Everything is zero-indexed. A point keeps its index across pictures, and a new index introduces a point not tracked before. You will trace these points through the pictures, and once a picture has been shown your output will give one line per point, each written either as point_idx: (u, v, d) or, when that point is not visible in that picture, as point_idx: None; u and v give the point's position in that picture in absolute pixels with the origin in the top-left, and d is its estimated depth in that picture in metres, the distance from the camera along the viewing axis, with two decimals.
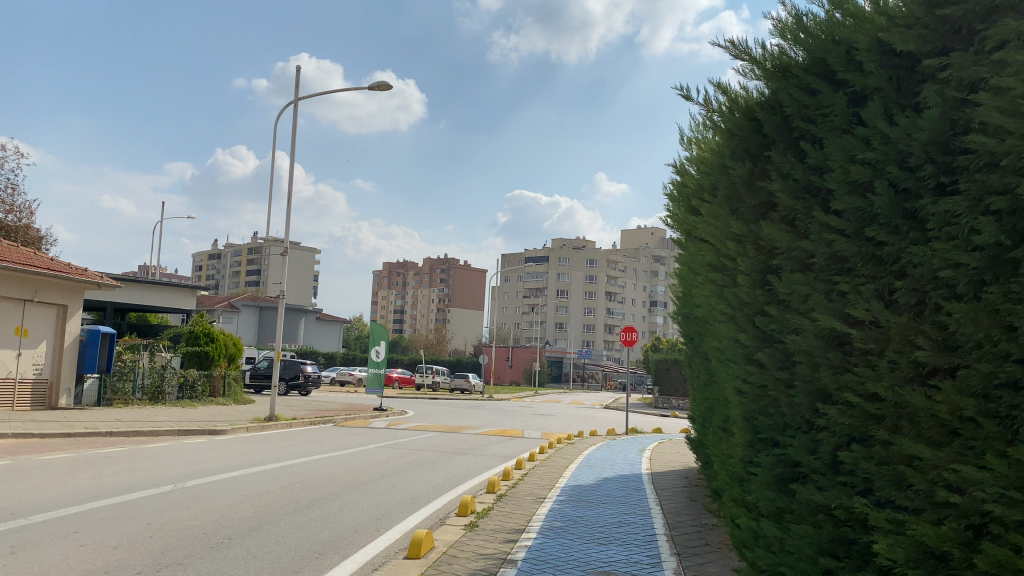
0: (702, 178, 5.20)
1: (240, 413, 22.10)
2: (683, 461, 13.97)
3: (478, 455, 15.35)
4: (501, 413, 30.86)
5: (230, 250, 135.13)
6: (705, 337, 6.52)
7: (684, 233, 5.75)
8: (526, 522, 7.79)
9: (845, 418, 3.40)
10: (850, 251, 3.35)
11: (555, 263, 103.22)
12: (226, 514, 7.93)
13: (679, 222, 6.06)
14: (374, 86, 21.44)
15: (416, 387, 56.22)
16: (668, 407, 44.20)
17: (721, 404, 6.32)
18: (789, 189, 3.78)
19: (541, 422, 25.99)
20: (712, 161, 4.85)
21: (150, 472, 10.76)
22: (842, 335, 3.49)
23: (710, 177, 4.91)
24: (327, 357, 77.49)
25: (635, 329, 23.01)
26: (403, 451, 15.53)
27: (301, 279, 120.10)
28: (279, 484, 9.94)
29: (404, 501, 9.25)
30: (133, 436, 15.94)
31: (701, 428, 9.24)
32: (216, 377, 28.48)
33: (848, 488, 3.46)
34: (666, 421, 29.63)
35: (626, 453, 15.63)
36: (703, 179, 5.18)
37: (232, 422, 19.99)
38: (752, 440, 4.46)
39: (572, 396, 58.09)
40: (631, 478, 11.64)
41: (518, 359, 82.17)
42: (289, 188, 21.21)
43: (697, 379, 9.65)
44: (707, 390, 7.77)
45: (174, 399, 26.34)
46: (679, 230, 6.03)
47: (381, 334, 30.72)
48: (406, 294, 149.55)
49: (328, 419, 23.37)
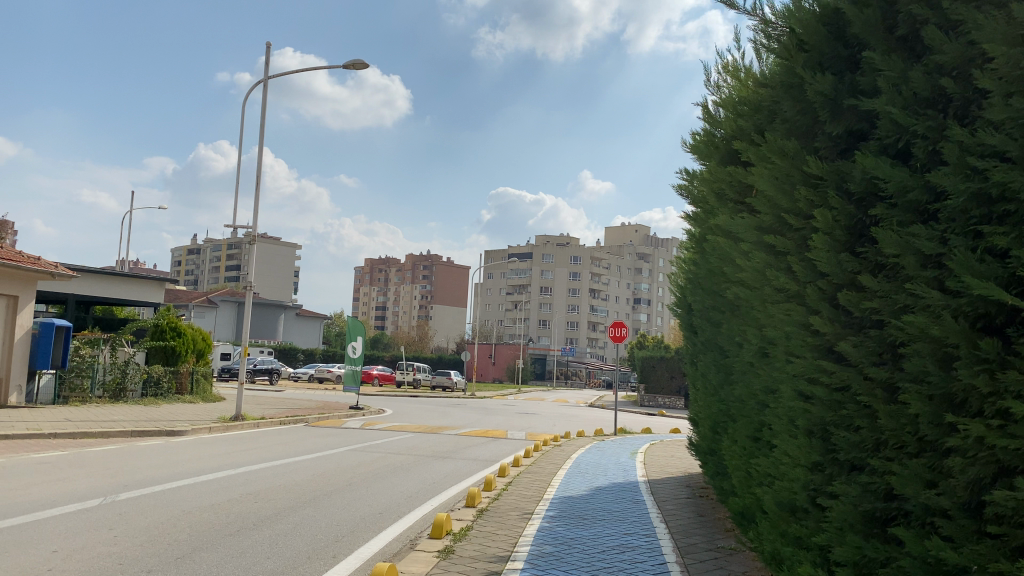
0: (749, 115, 4.06)
1: (204, 412, 20.66)
2: (680, 467, 12.83)
3: (457, 459, 14.10)
4: (483, 412, 29.65)
5: (208, 245, 132.86)
6: (732, 326, 5.38)
7: (718, 192, 4.60)
8: (511, 547, 6.55)
9: (1001, 439, 2.25)
10: (1017, 183, 2.19)
11: (538, 260, 102.15)
12: (156, 537, 6.71)
13: (708, 184, 4.91)
14: (349, 65, 20.09)
15: (397, 384, 54.75)
16: (653, 405, 43.23)
17: (753, 410, 5.17)
18: (901, 102, 2.63)
19: (526, 422, 24.79)
20: (768, 88, 3.70)
21: (85, 481, 9.45)
22: (994, 314, 2.34)
23: (766, 110, 3.76)
24: (306, 354, 75.80)
25: (625, 323, 21.86)
26: (375, 455, 14.23)
27: (282, 274, 117.89)
28: (228, 496, 8.71)
29: (369, 517, 8.05)
30: (80, 438, 14.53)
31: (713, 434, 8.13)
32: (183, 373, 27.02)
33: (1001, 543, 2.32)
34: (654, 421, 28.52)
35: (618, 456, 14.49)
36: (749, 121, 4.04)
37: (195, 422, 18.56)
38: (822, 462, 3.29)
39: (556, 394, 57.00)
40: (626, 486, 10.49)
41: (501, 357, 81.09)
42: (258, 172, 19.83)
43: (707, 377, 8.54)
44: (727, 393, 6.65)
45: (137, 397, 24.86)
46: (708, 189, 4.88)
47: (358, 330, 29.34)
48: (389, 291, 147.90)
49: (300, 418, 22.00)
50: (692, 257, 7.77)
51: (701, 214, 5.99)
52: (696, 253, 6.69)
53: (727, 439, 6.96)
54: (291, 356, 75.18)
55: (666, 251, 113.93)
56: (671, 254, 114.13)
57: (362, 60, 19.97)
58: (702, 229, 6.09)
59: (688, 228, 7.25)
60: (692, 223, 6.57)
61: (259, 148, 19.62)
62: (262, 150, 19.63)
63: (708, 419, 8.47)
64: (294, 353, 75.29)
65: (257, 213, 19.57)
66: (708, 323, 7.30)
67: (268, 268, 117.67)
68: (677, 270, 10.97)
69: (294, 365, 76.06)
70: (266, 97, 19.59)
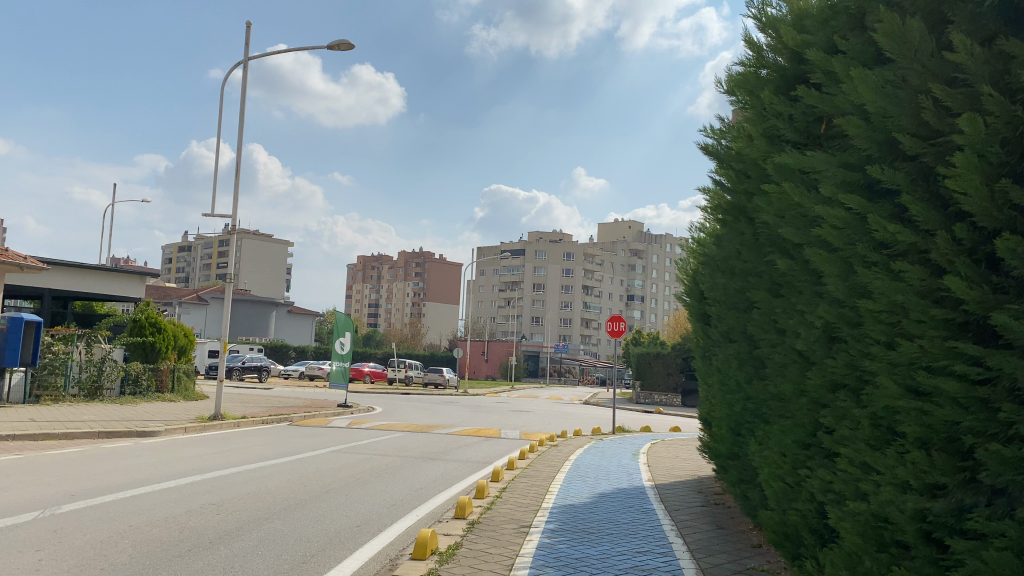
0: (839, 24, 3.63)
1: (183, 411, 19.65)
2: (688, 469, 11.92)
3: (447, 461, 13.11)
4: (476, 409, 28.72)
5: (200, 242, 131.47)
6: (778, 309, 4.55)
7: (771, 125, 4.09)
8: (506, 570, 5.57)
9: None
10: None
11: (532, 257, 101.24)
12: (92, 560, 5.74)
13: (759, 124, 4.32)
14: (334, 45, 19.04)
15: (388, 381, 53.67)
16: (650, 403, 42.52)
17: (805, 411, 4.26)
18: None
19: (521, 420, 23.86)
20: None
21: (31, 490, 8.43)
22: None
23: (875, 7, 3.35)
24: (298, 351, 74.67)
25: (623, 318, 20.91)
26: (359, 456, 13.24)
27: (272, 271, 116.48)
28: (185, 508, 7.71)
29: (345, 532, 7.11)
30: (42, 440, 13.51)
31: (733, 439, 7.25)
32: (164, 370, 25.96)
33: None
34: (653, 419, 27.56)
35: (620, 457, 13.53)
36: (836, 19, 3.67)
37: (171, 422, 17.58)
38: (949, 485, 2.44)
39: (550, 391, 56.10)
40: (632, 492, 9.51)
41: (495, 354, 80.41)
42: (238, 157, 18.80)
43: (725, 374, 7.70)
44: (758, 392, 5.80)
45: (114, 395, 23.79)
46: (757, 129, 4.30)
47: (346, 325, 28.32)
48: (382, 288, 146.79)
49: (283, 417, 20.99)
50: (715, 235, 6.96)
51: (739, 177, 5.24)
52: (727, 225, 5.89)
53: (756, 443, 6.09)
54: (282, 354, 74.21)
55: (660, 247, 113.13)
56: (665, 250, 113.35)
57: (347, 40, 18.92)
58: (739, 196, 5.34)
59: (715, 203, 6.50)
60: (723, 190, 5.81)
61: (239, 134, 18.56)
62: (243, 135, 18.57)
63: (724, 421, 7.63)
64: (285, 351, 74.38)
65: (236, 203, 18.53)
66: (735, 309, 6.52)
67: (258, 265, 116.23)
68: (691, 259, 10.13)
69: (285, 362, 75.06)
70: (246, 81, 18.51)
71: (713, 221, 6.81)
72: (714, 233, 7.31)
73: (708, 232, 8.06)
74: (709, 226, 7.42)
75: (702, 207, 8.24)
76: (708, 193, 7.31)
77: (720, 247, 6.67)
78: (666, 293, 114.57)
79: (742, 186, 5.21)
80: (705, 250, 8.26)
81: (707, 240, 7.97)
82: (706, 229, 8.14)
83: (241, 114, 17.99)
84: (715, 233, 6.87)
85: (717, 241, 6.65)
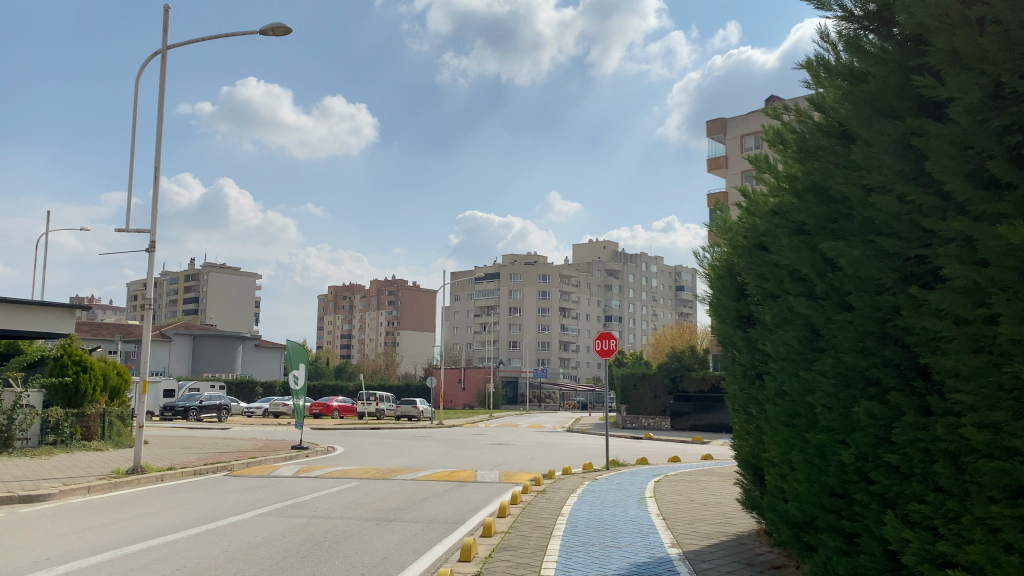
0: None
1: (98, 464, 16.54)
2: (714, 522, 9.33)
3: (406, 522, 10.25)
4: (450, 445, 25.80)
5: (166, 278, 127.20)
6: None
7: None
8: None
9: None
10: None
11: (506, 280, 98.75)
12: None
13: None
14: (269, 29, 16.38)
15: (359, 415, 50.34)
16: (637, 427, 39.86)
17: None
18: None
19: (501, 456, 21.08)
20: None
21: None
22: None
23: None
24: (267, 386, 70.96)
25: (613, 335, 18.28)
26: (295, 520, 10.37)
27: (238, 305, 112.18)
28: None
29: None
30: None
31: (827, 501, 4.76)
32: (91, 416, 22.65)
33: None
34: (646, 448, 24.87)
35: (624, 507, 10.69)
36: None
37: (78, 478, 14.47)
38: None
39: (532, 418, 53.21)
40: (658, 570, 6.80)
41: (471, 381, 77.71)
42: (158, 159, 15.93)
43: (800, 404, 5.26)
44: (915, 435, 3.34)
45: (29, 447, 20.48)
46: None
47: (300, 357, 25.29)
48: (355, 318, 143.03)
49: (222, 466, 17.95)
50: (799, 184, 4.64)
51: (963, 3, 3.15)
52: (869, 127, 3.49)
53: (901, 518, 3.61)
54: (249, 391, 70.38)
55: (635, 267, 111.30)
56: (641, 270, 111.48)
57: (283, 23, 16.26)
58: (947, 51, 3.16)
59: (823, 125, 4.28)
60: (868, 72, 3.60)
61: (159, 138, 15.78)
62: (163, 135, 15.76)
63: (801, 476, 5.17)
64: (252, 387, 70.66)
65: (156, 217, 15.65)
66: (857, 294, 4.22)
67: (224, 298, 111.96)
68: (719, 252, 7.77)
69: (250, 399, 71.16)
70: (164, 74, 15.75)
71: (805, 162, 4.53)
72: (792, 189, 5.02)
73: (769, 200, 5.80)
74: (784, 181, 5.14)
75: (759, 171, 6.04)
76: (791, 131, 5.07)
77: (818, 194, 4.40)
78: (643, 314, 112.50)
79: (974, 17, 3.10)
80: (756, 224, 5.97)
81: (766, 211, 5.70)
82: (765, 198, 5.89)
83: (160, 114, 15.32)
84: (802, 182, 4.56)
85: (815, 187, 4.39)
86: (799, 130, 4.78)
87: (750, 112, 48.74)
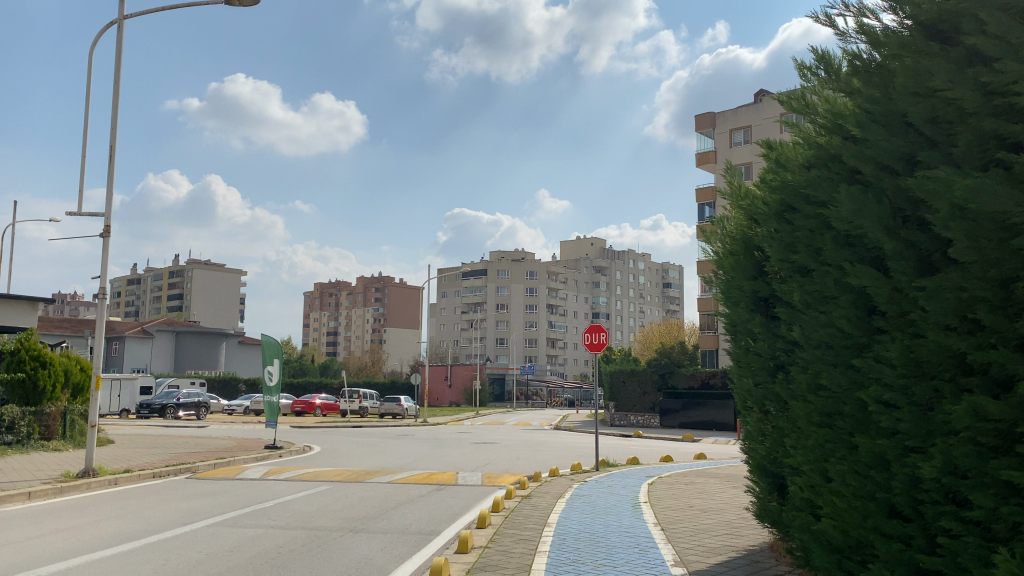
0: None
1: (48, 467, 15.27)
2: (719, 534, 8.27)
3: (375, 534, 9.12)
4: (432, 444, 24.65)
5: (149, 274, 125.22)
6: None
7: None
8: None
9: None
10: None
11: (493, 277, 97.70)
12: None
13: None
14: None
15: (342, 413, 49.07)
16: (625, 425, 38.86)
17: None
18: None
19: (485, 456, 19.97)
20: None
21: None
22: None
23: None
24: (249, 383, 69.47)
25: (604, 328, 17.19)
26: (252, 531, 9.23)
27: (221, 301, 110.37)
28: None
29: None
30: None
31: (888, 525, 3.75)
32: (50, 414, 21.31)
33: None
34: (638, 447, 23.84)
35: (617, 516, 9.56)
36: None
37: (20, 483, 13.20)
38: None
39: (518, 416, 52.08)
40: None
41: (457, 378, 76.58)
42: (114, 137, 14.68)
43: (844, 400, 4.23)
44: None
45: None
46: None
47: (274, 352, 24.00)
48: (340, 315, 141.40)
49: (185, 467, 16.73)
50: (860, 114, 3.64)
51: None
52: None
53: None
54: (231, 389, 68.78)
55: (622, 263, 110.46)
56: (628, 267, 110.65)
57: None
58: None
59: (910, 31, 3.28)
60: None
61: (115, 114, 14.54)
62: (118, 111, 14.51)
63: (844, 491, 4.15)
64: (234, 385, 69.13)
65: (111, 198, 14.42)
66: (943, 255, 3.23)
67: (207, 294, 110.08)
68: (732, 219, 6.67)
69: (232, 397, 69.56)
70: (121, 46, 14.51)
71: (873, 83, 3.53)
72: (844, 126, 4.01)
73: (802, 152, 4.78)
74: (830, 119, 4.13)
75: (790, 119, 5.02)
76: (842, 53, 4.07)
77: (893, 121, 3.42)
78: (630, 311, 111.79)
79: None
80: (784, 183, 4.94)
81: (800, 164, 4.67)
82: (797, 151, 4.86)
83: (115, 88, 14.09)
84: (864, 111, 3.57)
85: (891, 110, 3.39)
86: (865, 42, 3.73)
87: (740, 105, 47.90)
